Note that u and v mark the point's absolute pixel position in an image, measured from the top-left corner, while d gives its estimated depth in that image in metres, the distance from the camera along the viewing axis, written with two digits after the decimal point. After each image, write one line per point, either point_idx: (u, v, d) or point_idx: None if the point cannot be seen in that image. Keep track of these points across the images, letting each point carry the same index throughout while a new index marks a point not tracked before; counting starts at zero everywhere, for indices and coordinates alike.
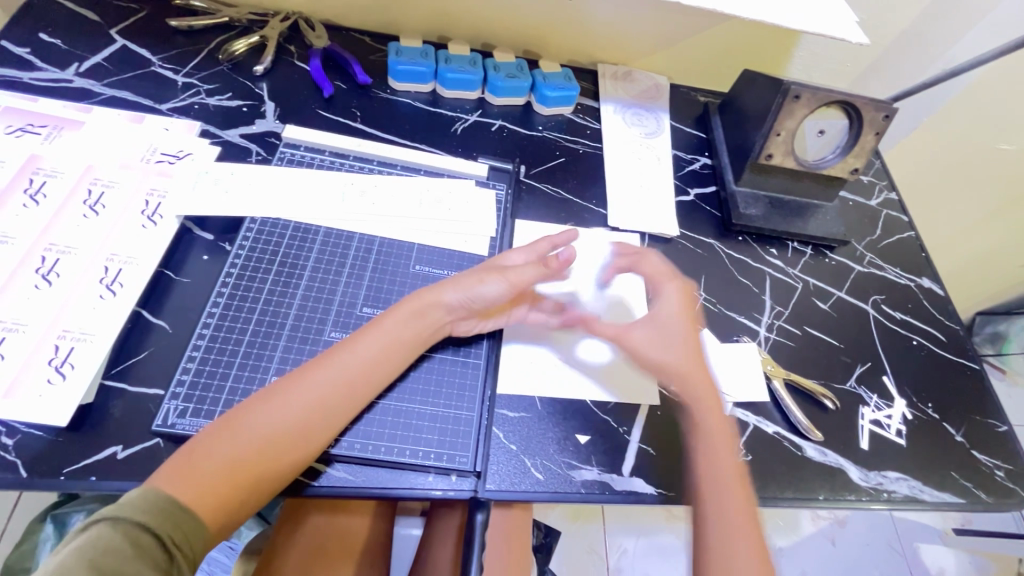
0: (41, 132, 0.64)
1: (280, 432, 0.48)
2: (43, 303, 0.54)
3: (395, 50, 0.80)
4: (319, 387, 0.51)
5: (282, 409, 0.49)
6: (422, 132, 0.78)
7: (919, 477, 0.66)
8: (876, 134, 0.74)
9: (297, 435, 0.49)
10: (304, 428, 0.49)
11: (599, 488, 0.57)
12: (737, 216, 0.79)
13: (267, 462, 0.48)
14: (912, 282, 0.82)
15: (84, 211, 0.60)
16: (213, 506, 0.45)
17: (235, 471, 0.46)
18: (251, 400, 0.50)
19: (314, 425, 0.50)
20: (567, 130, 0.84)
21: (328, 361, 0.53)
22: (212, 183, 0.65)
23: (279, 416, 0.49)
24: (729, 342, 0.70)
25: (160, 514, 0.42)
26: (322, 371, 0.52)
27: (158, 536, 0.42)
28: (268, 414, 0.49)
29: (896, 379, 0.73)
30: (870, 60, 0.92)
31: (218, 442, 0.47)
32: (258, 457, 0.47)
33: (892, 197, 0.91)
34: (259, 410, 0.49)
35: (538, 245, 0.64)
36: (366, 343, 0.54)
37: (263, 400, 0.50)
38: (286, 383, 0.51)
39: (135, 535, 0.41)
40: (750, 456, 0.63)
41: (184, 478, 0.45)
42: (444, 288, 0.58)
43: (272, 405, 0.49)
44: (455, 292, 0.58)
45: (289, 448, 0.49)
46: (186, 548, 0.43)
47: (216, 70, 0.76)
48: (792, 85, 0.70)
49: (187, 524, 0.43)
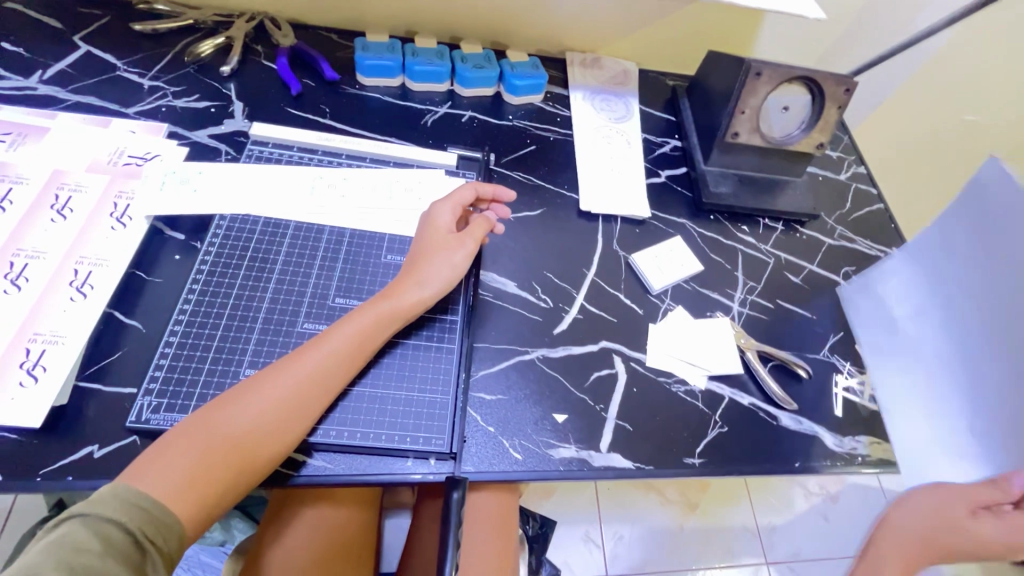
0: (5, 140, 0.64)
1: (258, 427, 0.49)
2: (13, 309, 0.54)
3: (361, 45, 0.80)
4: (294, 382, 0.51)
5: (259, 404, 0.50)
6: (392, 125, 0.78)
7: (893, 441, 0.67)
8: (839, 108, 0.75)
9: (273, 430, 0.49)
10: (281, 423, 0.50)
11: (577, 465, 0.58)
12: (707, 195, 0.80)
13: (247, 458, 0.48)
14: (882, 252, 0.84)
15: (52, 215, 0.60)
16: (192, 503, 0.45)
17: (212, 467, 0.47)
18: (228, 398, 0.50)
19: (292, 419, 0.50)
20: (537, 118, 0.85)
21: (305, 358, 0.53)
22: (180, 182, 0.65)
23: (256, 412, 0.49)
24: (702, 318, 0.71)
25: (133, 509, 0.42)
26: (299, 366, 0.52)
27: (130, 531, 0.41)
28: (246, 412, 0.49)
29: (868, 347, 0.74)
30: (834, 36, 0.93)
31: (196, 439, 0.47)
32: (236, 452, 0.48)
33: (861, 171, 0.92)
34: (235, 408, 0.49)
35: (461, 198, 0.66)
36: (340, 337, 0.55)
37: (240, 399, 0.50)
38: (262, 380, 0.51)
39: (106, 531, 0.40)
40: (726, 428, 0.64)
41: (161, 475, 0.45)
42: (419, 274, 0.60)
43: (250, 401, 0.50)
44: (425, 277, 0.60)
45: (269, 442, 0.49)
46: (162, 543, 0.43)
47: (183, 72, 0.76)
48: (753, 62, 0.71)
49: (162, 520, 0.43)
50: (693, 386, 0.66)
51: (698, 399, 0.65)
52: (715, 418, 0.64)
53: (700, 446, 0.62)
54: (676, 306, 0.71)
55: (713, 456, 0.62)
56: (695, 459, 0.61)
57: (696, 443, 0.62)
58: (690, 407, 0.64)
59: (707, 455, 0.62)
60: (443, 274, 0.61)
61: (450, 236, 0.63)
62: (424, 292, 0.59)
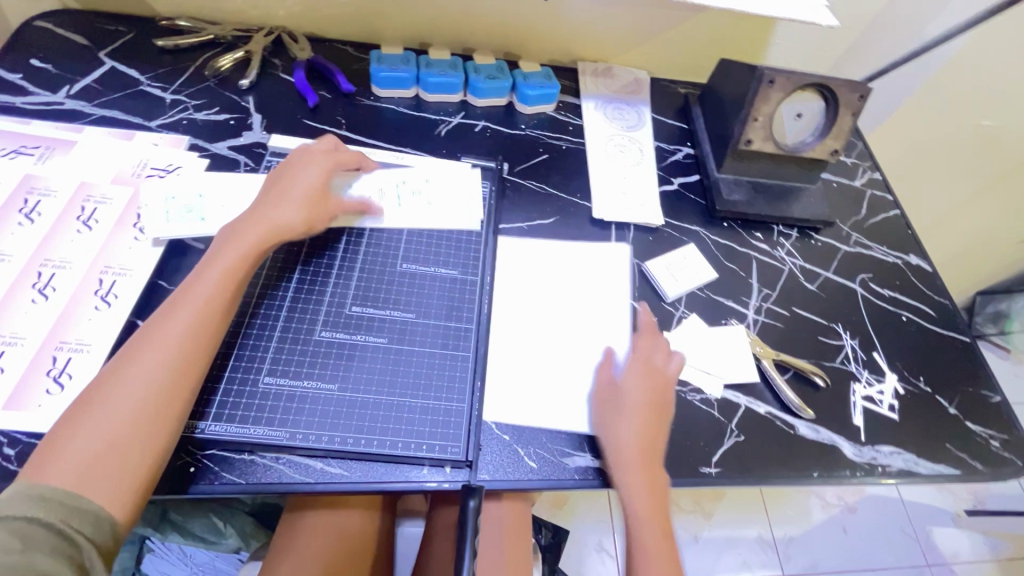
0: (34, 153, 0.65)
1: (141, 398, 0.47)
2: (40, 318, 0.55)
3: (377, 57, 0.82)
4: (160, 346, 0.50)
5: (138, 375, 0.48)
6: (407, 136, 0.79)
7: (914, 450, 0.66)
8: (853, 115, 0.75)
9: (160, 394, 0.48)
10: (164, 386, 0.48)
11: (592, 474, 0.58)
12: (721, 203, 0.80)
13: (148, 429, 0.47)
14: (899, 259, 0.83)
15: (77, 226, 0.61)
16: (108, 488, 0.44)
17: (112, 451, 0.45)
18: (102, 381, 0.48)
19: (174, 381, 0.49)
20: (549, 127, 0.86)
21: (171, 318, 0.51)
22: (180, 208, 0.64)
23: (135, 383, 0.48)
24: (717, 325, 0.71)
25: (48, 505, 0.42)
26: (166, 329, 0.51)
27: (51, 528, 0.41)
28: (124, 387, 0.48)
29: (887, 355, 0.73)
30: (846, 43, 0.93)
31: (81, 427, 0.46)
32: (132, 429, 0.46)
33: (876, 177, 0.92)
34: (112, 385, 0.48)
35: (314, 142, 0.67)
36: (201, 290, 0.53)
37: (115, 376, 0.48)
38: (130, 352, 0.50)
39: (23, 531, 0.40)
40: (742, 437, 0.63)
41: (61, 468, 0.44)
42: (247, 221, 0.59)
43: (125, 375, 0.48)
44: (291, 209, 0.60)
45: (164, 409, 0.48)
46: (90, 532, 0.43)
47: (203, 86, 0.78)
48: (766, 70, 0.72)
49: (82, 510, 0.43)
50: (709, 394, 0.65)
51: (713, 408, 0.65)
52: (731, 427, 0.64)
53: (716, 455, 0.62)
54: (690, 314, 0.71)
55: (730, 465, 0.61)
56: (711, 468, 0.61)
57: (711, 452, 0.62)
58: (705, 415, 0.64)
59: (724, 464, 0.61)
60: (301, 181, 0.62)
61: (303, 161, 0.64)
62: (293, 223, 0.60)
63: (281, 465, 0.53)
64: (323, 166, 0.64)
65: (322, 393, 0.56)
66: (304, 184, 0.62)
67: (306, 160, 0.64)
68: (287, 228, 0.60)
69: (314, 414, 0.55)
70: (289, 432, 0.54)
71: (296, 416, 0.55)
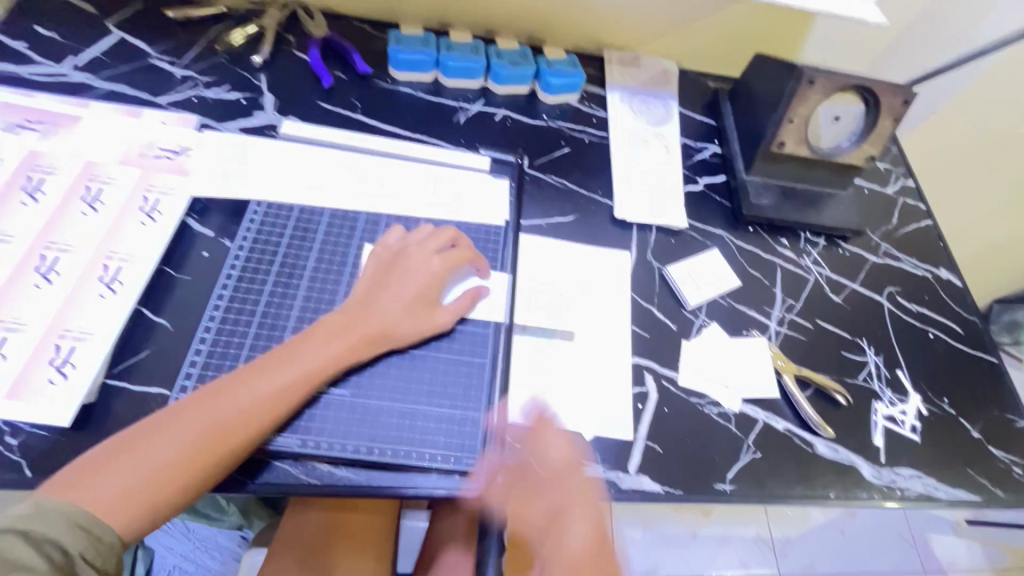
0: (38, 129, 0.63)
1: (196, 447, 0.46)
2: (44, 303, 0.53)
3: (395, 38, 0.78)
4: (239, 405, 0.48)
5: (202, 424, 0.47)
6: (424, 123, 0.76)
7: (934, 475, 0.64)
8: (894, 120, 0.71)
9: (215, 447, 0.47)
10: (221, 441, 0.47)
11: (604, 487, 0.57)
12: (748, 207, 0.76)
13: (187, 478, 0.46)
14: (929, 272, 0.80)
15: (83, 208, 0.59)
16: (129, 522, 0.43)
17: (151, 487, 0.44)
18: (171, 414, 0.47)
19: (232, 441, 0.47)
20: (572, 119, 0.82)
21: (254, 381, 0.50)
22: (319, 259, 0.62)
23: (198, 431, 0.46)
24: (738, 336, 0.68)
25: (72, 532, 0.41)
26: (247, 390, 0.49)
27: (68, 553, 0.40)
28: (187, 430, 0.46)
29: (911, 373, 0.71)
30: (891, 40, 0.88)
31: (133, 457, 0.45)
32: (176, 471, 0.45)
33: (909, 184, 0.88)
34: (176, 428, 0.46)
35: (432, 240, 0.62)
36: (293, 364, 0.51)
37: (184, 415, 0.47)
38: (205, 397, 0.48)
39: (48, 551, 0.39)
40: (759, 454, 0.62)
41: (100, 491, 0.43)
42: (351, 315, 0.56)
43: (195, 420, 0.47)
44: (395, 313, 0.57)
45: (210, 460, 0.46)
46: (98, 562, 0.41)
47: (214, 61, 0.75)
48: (806, 69, 0.68)
49: (98, 538, 0.42)
50: (727, 408, 0.63)
51: (730, 422, 0.63)
52: (747, 443, 0.62)
53: (731, 472, 0.60)
54: (710, 323, 0.69)
55: (745, 483, 0.60)
56: (725, 485, 0.59)
57: (727, 469, 0.60)
58: (722, 430, 0.62)
59: (739, 482, 0.60)
60: (414, 289, 0.58)
61: (411, 264, 0.60)
62: (394, 327, 0.56)
63: (290, 467, 0.52)
64: (434, 272, 0.60)
65: (335, 397, 0.55)
66: (408, 288, 0.58)
67: (418, 262, 0.60)
68: (388, 330, 0.56)
69: (329, 421, 0.54)
70: (301, 438, 0.52)
71: (309, 422, 0.53)
